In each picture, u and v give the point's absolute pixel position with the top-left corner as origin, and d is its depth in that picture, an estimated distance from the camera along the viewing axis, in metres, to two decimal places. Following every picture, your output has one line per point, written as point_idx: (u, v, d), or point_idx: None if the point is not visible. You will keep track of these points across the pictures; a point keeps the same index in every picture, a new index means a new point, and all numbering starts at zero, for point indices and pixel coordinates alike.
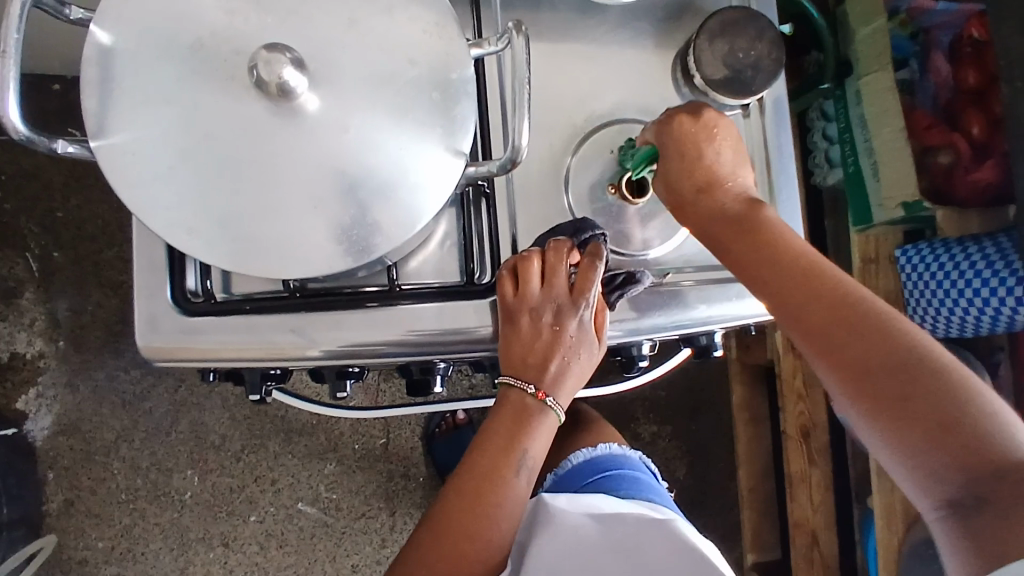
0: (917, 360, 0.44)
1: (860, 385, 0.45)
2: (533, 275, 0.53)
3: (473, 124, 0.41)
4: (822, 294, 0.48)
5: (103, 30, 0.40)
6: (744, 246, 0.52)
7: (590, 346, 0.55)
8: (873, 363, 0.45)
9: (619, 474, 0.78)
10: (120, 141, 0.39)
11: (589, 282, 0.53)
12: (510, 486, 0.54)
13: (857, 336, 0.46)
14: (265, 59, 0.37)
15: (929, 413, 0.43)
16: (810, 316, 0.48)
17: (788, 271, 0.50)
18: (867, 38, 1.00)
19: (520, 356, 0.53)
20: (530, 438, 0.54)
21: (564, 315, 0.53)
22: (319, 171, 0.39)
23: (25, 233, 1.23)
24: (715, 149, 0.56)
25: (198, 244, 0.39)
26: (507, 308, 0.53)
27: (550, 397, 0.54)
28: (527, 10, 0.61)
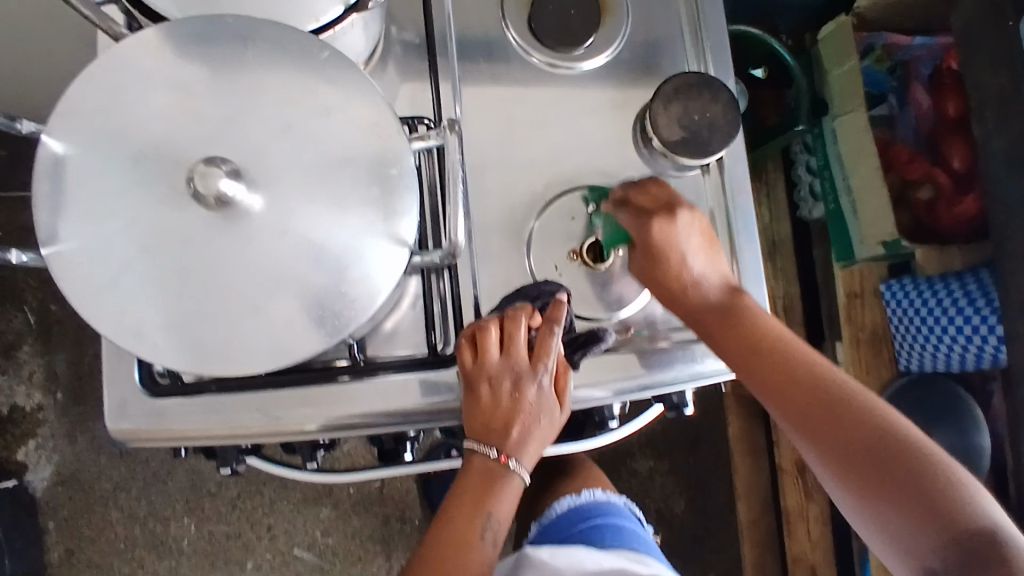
0: (886, 436, 0.49)
1: (844, 463, 0.49)
2: (490, 342, 0.53)
3: (415, 213, 0.43)
4: (805, 383, 0.53)
5: (56, 141, 0.41)
6: (727, 336, 0.56)
7: (551, 411, 0.54)
8: (855, 447, 0.49)
9: (604, 523, 0.78)
10: (70, 250, 0.40)
11: (547, 348, 0.53)
12: (474, 553, 0.53)
13: (834, 416, 0.51)
14: (202, 173, 0.39)
15: (907, 489, 0.47)
16: (796, 401, 0.52)
17: (770, 358, 0.54)
18: (838, 79, 1.01)
19: (481, 423, 0.53)
20: (495, 502, 0.54)
21: (524, 382, 0.53)
22: (266, 271, 0.41)
23: (23, 287, 1.25)
24: (692, 244, 0.58)
25: (147, 346, 0.40)
26: (466, 376, 0.53)
27: (514, 461, 0.53)
28: (487, 82, 0.63)
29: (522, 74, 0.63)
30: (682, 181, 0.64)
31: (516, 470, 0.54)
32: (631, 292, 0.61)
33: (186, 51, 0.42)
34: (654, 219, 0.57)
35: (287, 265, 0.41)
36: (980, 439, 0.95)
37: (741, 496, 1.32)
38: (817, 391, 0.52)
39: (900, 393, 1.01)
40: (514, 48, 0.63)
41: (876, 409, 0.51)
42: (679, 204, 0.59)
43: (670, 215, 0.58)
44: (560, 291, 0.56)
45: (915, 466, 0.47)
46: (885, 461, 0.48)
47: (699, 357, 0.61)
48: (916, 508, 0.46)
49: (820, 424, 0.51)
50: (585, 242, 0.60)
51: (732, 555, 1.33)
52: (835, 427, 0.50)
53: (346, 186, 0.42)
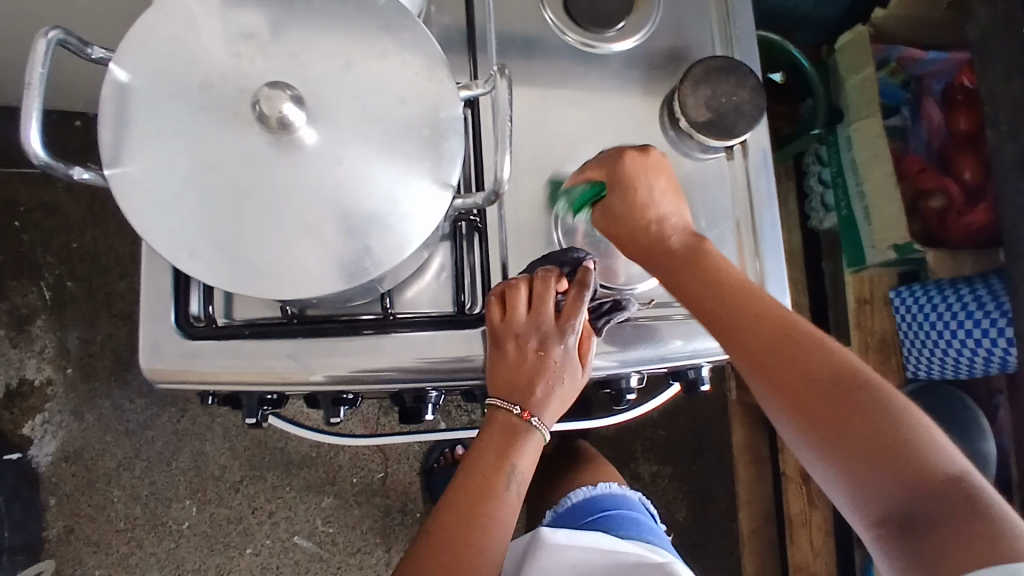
0: (853, 389, 0.47)
1: (800, 405, 0.48)
2: (519, 300, 0.54)
3: (460, 158, 0.44)
4: (763, 320, 0.51)
5: (121, 69, 0.43)
6: (689, 274, 0.55)
7: (574, 371, 0.55)
8: (815, 388, 0.48)
9: (618, 515, 0.79)
10: (131, 170, 0.42)
11: (575, 311, 0.54)
12: (501, 504, 0.54)
13: (797, 370, 0.49)
14: (267, 95, 0.41)
15: (866, 433, 0.46)
16: (756, 340, 0.50)
17: (737, 308, 0.52)
18: (855, 87, 1.04)
19: (505, 379, 0.55)
20: (518, 456, 0.55)
21: (550, 342, 0.54)
22: (314, 202, 0.43)
23: (40, 263, 1.26)
24: (656, 186, 0.58)
25: (198, 266, 0.42)
26: (494, 332, 0.55)
27: (536, 418, 0.54)
28: (522, 57, 0.65)
29: (557, 53, 0.65)
30: (705, 166, 0.66)
31: (538, 426, 0.55)
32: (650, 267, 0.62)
33: None
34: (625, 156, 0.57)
35: (336, 199, 0.43)
36: (983, 444, 0.96)
37: (744, 504, 1.32)
38: (785, 341, 0.50)
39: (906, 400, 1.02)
40: (549, 26, 0.65)
41: (846, 362, 0.49)
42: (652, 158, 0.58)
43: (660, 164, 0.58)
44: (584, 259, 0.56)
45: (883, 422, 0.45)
46: (853, 416, 0.46)
47: None
48: (886, 464, 0.45)
49: (788, 380, 0.48)
50: None
51: (731, 564, 1.33)
52: (804, 381, 0.48)
53: (397, 127, 0.44)
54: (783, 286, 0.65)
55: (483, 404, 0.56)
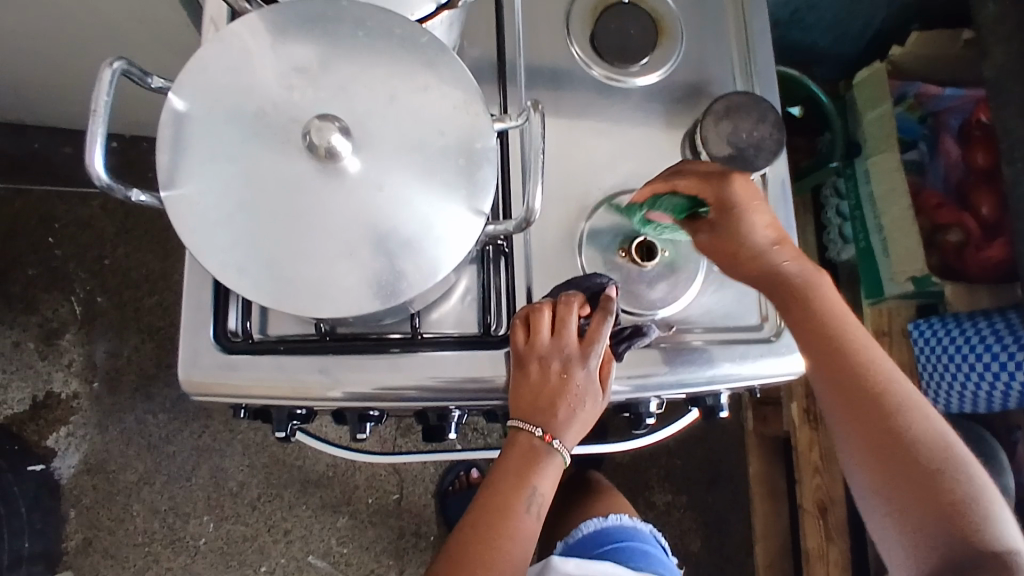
0: (931, 452, 0.53)
1: (884, 455, 0.53)
2: (543, 323, 0.56)
3: (493, 187, 0.46)
4: (867, 374, 0.55)
5: (179, 97, 0.46)
6: (801, 314, 0.58)
7: (595, 394, 0.56)
8: (900, 445, 0.53)
9: (629, 548, 0.78)
10: (185, 193, 0.45)
11: (597, 335, 0.56)
12: (519, 524, 0.55)
13: (887, 426, 0.54)
14: (317, 127, 0.44)
15: (934, 494, 0.52)
16: (852, 390, 0.55)
17: (842, 365, 0.56)
18: (873, 122, 1.06)
19: (528, 401, 0.56)
20: (538, 479, 0.56)
21: (573, 365, 0.55)
22: (356, 225, 0.45)
23: (72, 278, 1.30)
24: (763, 215, 0.59)
25: (244, 283, 0.44)
26: (518, 353, 0.56)
27: (557, 440, 0.56)
28: (551, 89, 0.68)
29: (584, 87, 0.68)
30: None
31: (559, 449, 0.56)
32: (672, 291, 0.63)
33: (301, 29, 0.47)
34: (731, 173, 0.58)
35: (375, 222, 0.45)
36: (1002, 480, 0.95)
37: (759, 536, 1.31)
38: (884, 404, 0.54)
39: None
40: (576, 61, 0.68)
41: (933, 434, 0.54)
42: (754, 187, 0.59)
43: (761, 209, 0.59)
44: (608, 284, 0.58)
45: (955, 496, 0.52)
46: (927, 482, 0.52)
47: (737, 358, 0.63)
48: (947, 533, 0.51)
49: (878, 439, 0.54)
50: (636, 241, 0.63)
51: None
52: (891, 443, 0.54)
53: (435, 156, 0.46)
54: None
55: (506, 425, 0.58)
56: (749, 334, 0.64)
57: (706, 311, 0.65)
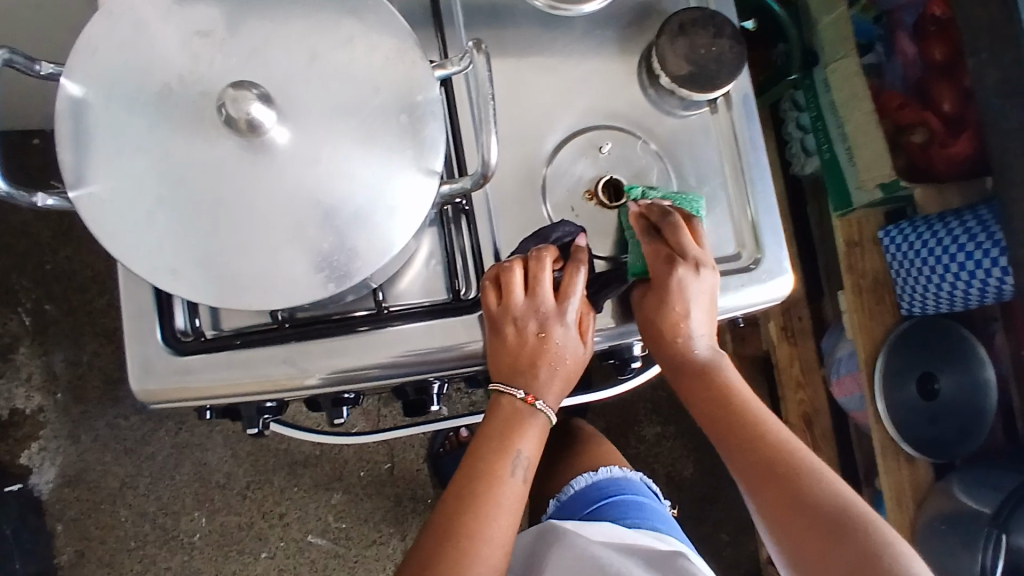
0: (776, 449, 0.54)
1: (746, 461, 0.55)
2: (515, 283, 0.52)
3: (443, 143, 0.42)
4: (716, 390, 0.57)
5: (74, 83, 0.41)
6: (666, 359, 0.58)
7: (576, 350, 0.54)
8: (756, 449, 0.54)
9: (622, 500, 0.76)
10: (98, 191, 0.40)
11: (572, 289, 0.53)
12: (503, 489, 0.52)
13: (745, 430, 0.55)
14: (232, 97, 0.38)
15: (791, 486, 0.52)
16: (713, 409, 0.57)
17: (697, 381, 0.57)
18: (829, 27, 1.02)
19: (508, 362, 0.53)
20: (521, 441, 0.54)
21: (550, 325, 0.53)
22: (299, 204, 0.41)
23: (16, 288, 1.22)
24: (673, 315, 0.56)
25: (184, 285, 0.40)
26: (492, 317, 0.53)
27: (541, 402, 0.53)
28: (492, 27, 0.62)
29: (526, 20, 0.63)
30: (689, 123, 0.63)
31: (544, 410, 0.54)
32: None
33: None
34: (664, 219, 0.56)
35: (318, 200, 0.41)
36: (983, 373, 0.95)
37: None
38: (736, 413, 0.56)
39: (905, 336, 1.02)
40: None
41: (791, 443, 0.55)
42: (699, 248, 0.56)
43: (671, 268, 0.55)
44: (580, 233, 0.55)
45: (816, 493, 0.52)
46: (784, 477, 0.53)
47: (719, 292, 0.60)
48: (813, 523, 0.51)
49: (740, 443, 0.55)
50: (600, 181, 0.60)
51: (743, 515, 1.34)
52: (755, 448, 0.54)
53: (373, 116, 0.42)
54: (779, 237, 0.62)
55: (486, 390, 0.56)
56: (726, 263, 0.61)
57: None
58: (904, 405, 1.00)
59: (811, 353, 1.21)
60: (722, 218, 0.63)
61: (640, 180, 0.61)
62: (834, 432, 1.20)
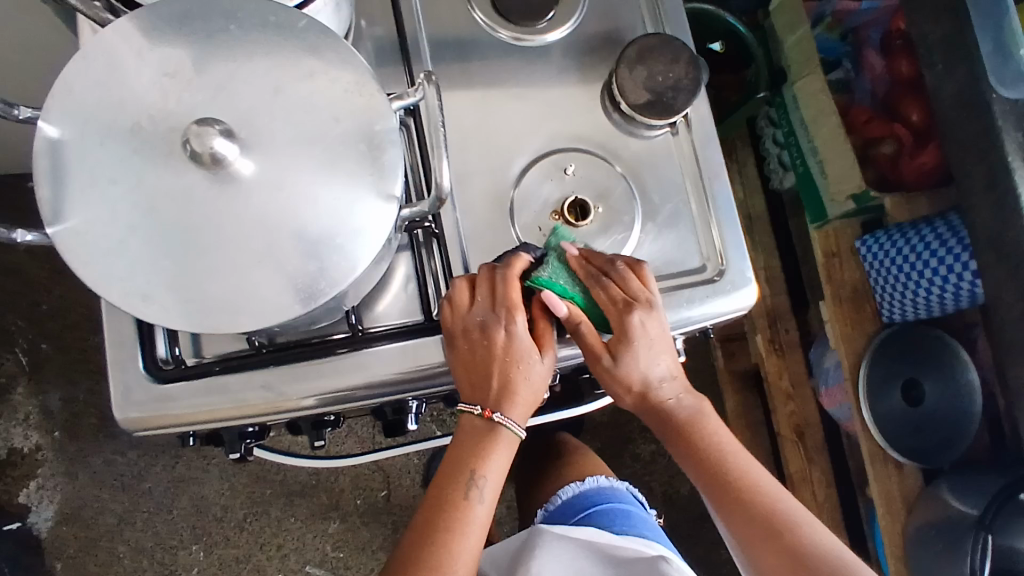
0: (763, 505, 0.58)
1: (734, 514, 0.59)
2: (461, 297, 0.54)
3: (401, 168, 0.44)
4: (703, 450, 0.60)
5: (51, 124, 0.43)
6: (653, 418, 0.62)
7: (528, 354, 0.54)
8: (744, 502, 0.58)
9: (608, 508, 0.77)
10: (73, 225, 0.42)
11: (510, 290, 0.53)
12: (467, 513, 0.54)
13: (730, 485, 0.59)
14: (196, 133, 0.41)
15: (778, 539, 0.57)
16: (701, 466, 0.60)
17: (685, 440, 0.61)
18: (793, 48, 1.06)
19: (467, 377, 0.55)
20: (486, 465, 0.55)
21: (494, 329, 0.54)
22: (265, 230, 0.43)
23: (12, 329, 1.25)
24: (635, 367, 0.58)
25: (155, 311, 0.42)
26: (444, 333, 0.55)
27: (498, 414, 0.55)
28: (459, 58, 0.65)
29: (490, 50, 0.66)
30: (652, 142, 0.66)
31: (504, 424, 0.55)
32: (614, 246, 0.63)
33: (172, 31, 0.45)
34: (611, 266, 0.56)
35: (283, 225, 0.43)
36: (966, 376, 0.96)
37: None
38: (725, 469, 0.60)
39: (885, 344, 1.02)
40: (480, 26, 0.66)
41: (776, 497, 0.59)
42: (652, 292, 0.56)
43: (625, 313, 0.55)
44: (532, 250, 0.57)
45: (801, 544, 0.56)
46: (771, 531, 0.57)
47: (686, 304, 0.62)
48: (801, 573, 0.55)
49: (726, 497, 0.59)
50: (566, 202, 0.63)
51: None
52: (741, 502, 0.59)
53: (334, 144, 0.44)
54: (743, 250, 0.64)
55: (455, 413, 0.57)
56: (691, 276, 0.63)
57: (648, 260, 0.64)
58: (887, 412, 1.01)
59: (798, 365, 1.22)
60: (687, 233, 0.65)
61: (605, 199, 0.63)
62: (825, 443, 1.21)
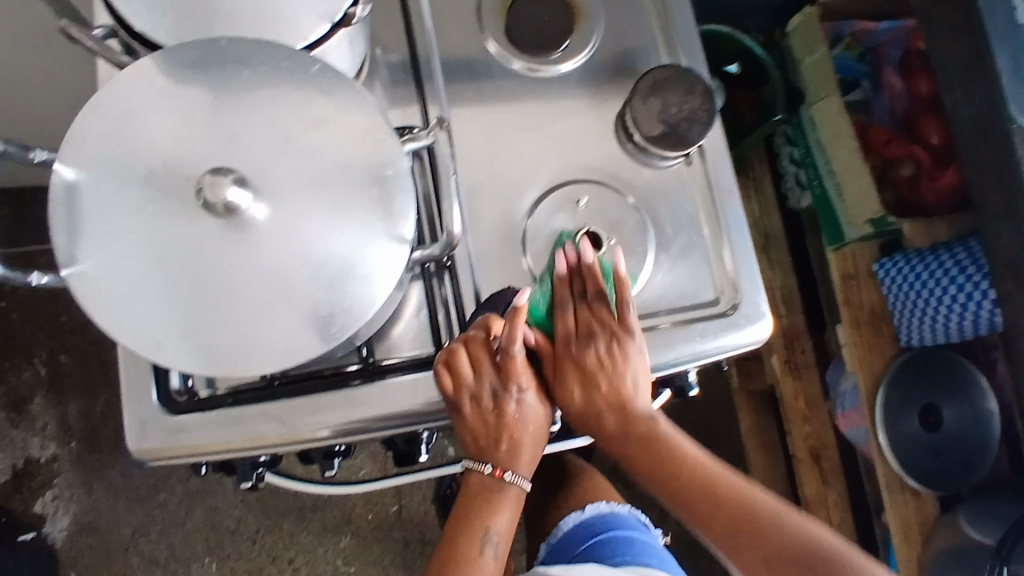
0: (713, 483, 0.57)
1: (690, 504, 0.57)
2: (464, 364, 0.54)
3: (412, 212, 0.45)
4: (650, 444, 0.58)
5: (67, 167, 0.44)
6: (596, 429, 0.58)
7: (535, 417, 0.56)
8: (698, 489, 0.57)
9: (610, 537, 0.76)
10: (88, 269, 0.43)
11: (517, 361, 0.54)
12: (477, 567, 0.55)
13: (680, 473, 0.57)
14: (210, 183, 0.41)
15: (736, 513, 0.56)
16: (649, 462, 0.58)
17: (632, 440, 0.58)
18: (810, 69, 1.05)
19: (472, 440, 0.56)
20: (495, 517, 0.56)
21: (503, 398, 0.55)
22: (278, 275, 0.43)
23: (32, 340, 1.26)
24: (597, 409, 0.57)
25: (170, 355, 0.43)
26: (448, 398, 0.55)
27: (510, 472, 0.56)
28: (472, 88, 0.65)
29: (502, 80, 0.66)
30: (665, 173, 0.65)
31: (514, 481, 0.56)
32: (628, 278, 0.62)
33: (187, 75, 0.45)
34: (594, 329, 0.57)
35: (296, 270, 0.44)
36: (988, 404, 0.95)
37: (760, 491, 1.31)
38: (670, 458, 0.58)
39: (905, 369, 1.01)
40: (493, 56, 0.66)
41: (720, 472, 0.58)
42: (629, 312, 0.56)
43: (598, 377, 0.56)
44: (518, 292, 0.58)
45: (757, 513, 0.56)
46: (729, 509, 0.56)
47: (699, 336, 0.61)
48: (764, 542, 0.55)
49: (680, 485, 0.57)
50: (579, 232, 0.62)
51: None
52: (693, 488, 0.57)
53: (346, 189, 0.45)
54: (757, 281, 0.64)
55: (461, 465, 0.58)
56: (704, 309, 0.63)
57: (660, 293, 0.63)
58: (905, 440, 0.99)
59: (814, 387, 1.20)
60: (700, 265, 0.64)
61: (617, 231, 0.63)
62: (841, 466, 1.20)
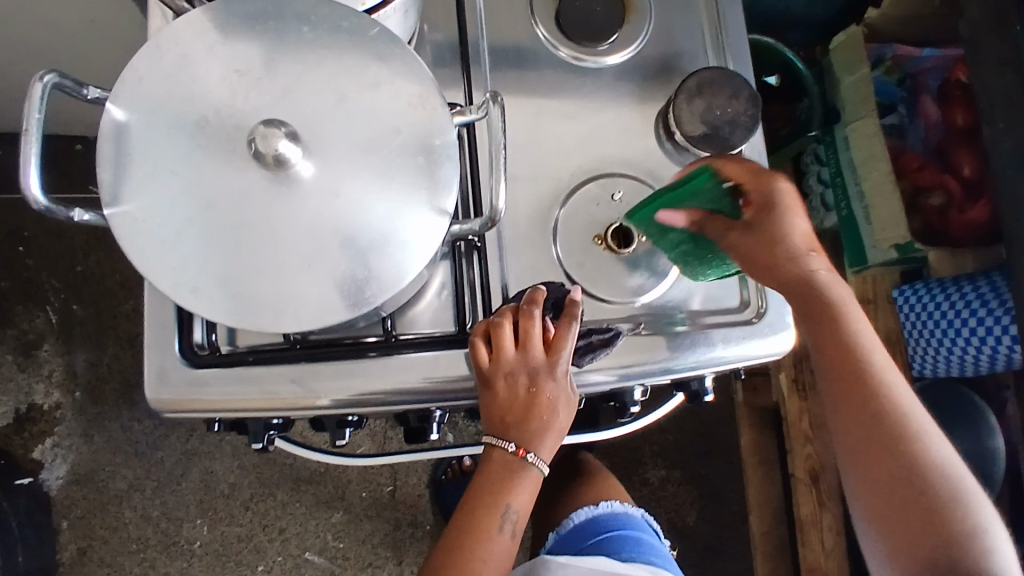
0: (890, 415, 0.56)
1: (858, 425, 0.56)
2: (505, 339, 0.53)
3: (456, 184, 0.45)
4: (850, 353, 0.57)
5: (118, 108, 0.44)
6: (808, 318, 0.58)
7: (567, 402, 0.55)
8: (870, 418, 0.56)
9: (622, 539, 0.77)
10: (130, 209, 0.43)
11: (563, 342, 0.54)
12: (491, 544, 0.56)
13: (863, 391, 0.56)
14: (262, 134, 0.42)
15: (894, 449, 0.55)
16: (839, 370, 0.57)
17: (836, 340, 0.57)
18: (851, 87, 1.04)
19: (499, 417, 0.54)
20: (513, 496, 0.55)
21: (540, 379, 0.54)
22: (318, 233, 0.43)
23: (47, 287, 1.27)
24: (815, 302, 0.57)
25: (201, 303, 0.43)
26: (482, 373, 0.54)
27: (531, 454, 0.55)
28: (518, 74, 0.65)
29: (550, 68, 0.66)
30: None
31: (534, 463, 0.55)
32: (654, 276, 0.62)
33: (246, 28, 0.45)
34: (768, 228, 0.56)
35: (336, 230, 0.44)
36: (994, 442, 0.95)
37: (755, 507, 1.28)
38: (859, 372, 0.56)
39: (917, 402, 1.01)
40: (541, 42, 0.66)
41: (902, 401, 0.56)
42: (794, 199, 0.58)
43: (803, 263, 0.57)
44: (571, 290, 0.57)
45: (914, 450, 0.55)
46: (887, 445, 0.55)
47: (719, 341, 0.61)
48: (907, 484, 0.55)
49: (861, 407, 0.56)
50: (610, 228, 0.62)
51: (744, 569, 1.31)
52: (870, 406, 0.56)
53: (393, 154, 0.45)
54: None
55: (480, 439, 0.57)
56: (730, 316, 0.63)
57: (688, 294, 0.63)
58: None
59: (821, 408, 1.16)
60: None
61: None
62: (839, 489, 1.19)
